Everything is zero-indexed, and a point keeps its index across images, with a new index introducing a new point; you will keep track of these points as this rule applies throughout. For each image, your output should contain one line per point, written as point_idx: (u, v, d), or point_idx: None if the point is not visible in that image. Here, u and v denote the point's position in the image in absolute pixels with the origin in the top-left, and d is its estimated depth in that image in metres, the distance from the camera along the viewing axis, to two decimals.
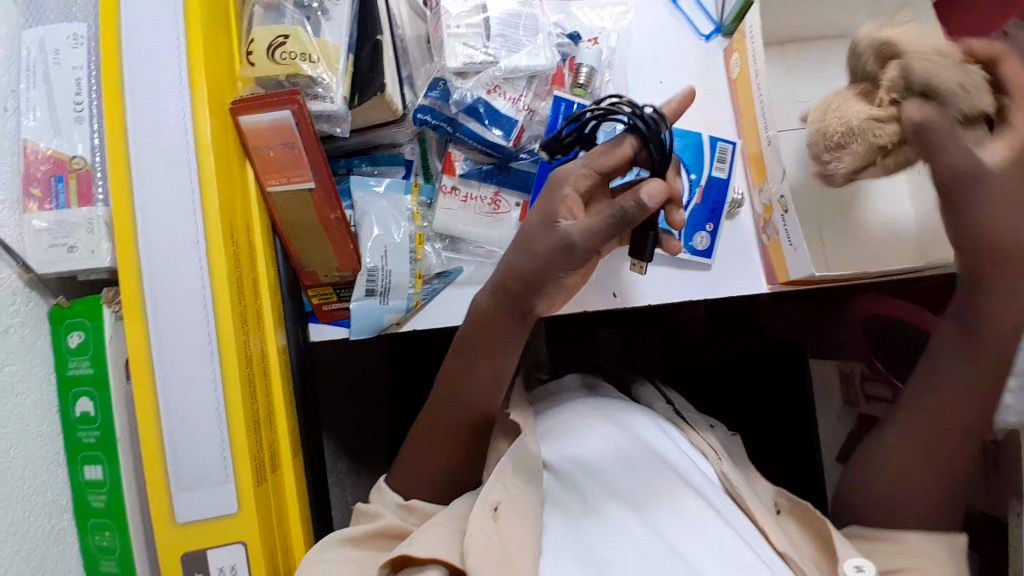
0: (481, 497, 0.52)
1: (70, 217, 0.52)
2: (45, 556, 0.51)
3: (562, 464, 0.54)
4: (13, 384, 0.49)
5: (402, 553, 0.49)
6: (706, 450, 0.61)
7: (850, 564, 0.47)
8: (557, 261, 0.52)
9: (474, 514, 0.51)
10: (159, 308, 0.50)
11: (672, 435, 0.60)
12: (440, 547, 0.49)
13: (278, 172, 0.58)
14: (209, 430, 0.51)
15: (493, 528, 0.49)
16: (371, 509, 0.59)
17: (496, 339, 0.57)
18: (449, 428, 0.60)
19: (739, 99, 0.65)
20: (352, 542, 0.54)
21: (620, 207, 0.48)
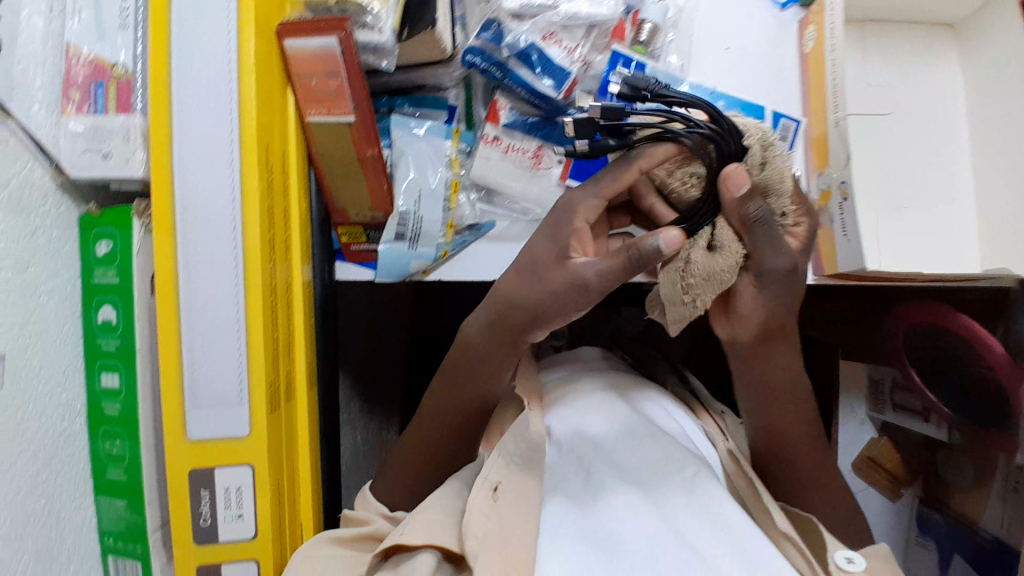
0: (482, 476, 0.51)
1: (108, 124, 0.52)
2: (53, 457, 0.52)
3: (562, 442, 0.54)
4: (36, 284, 0.50)
5: (391, 542, 0.47)
6: (714, 433, 0.61)
7: (842, 554, 0.47)
8: (565, 300, 0.49)
9: (474, 491, 0.49)
10: (188, 227, 0.50)
11: (677, 417, 0.61)
12: (437, 533, 0.47)
13: (319, 103, 0.56)
14: (228, 355, 0.51)
15: (492, 507, 0.48)
16: (359, 515, 0.57)
17: (486, 368, 0.56)
18: (434, 434, 0.59)
19: (810, 76, 0.62)
20: (342, 543, 0.53)
21: (635, 250, 0.45)
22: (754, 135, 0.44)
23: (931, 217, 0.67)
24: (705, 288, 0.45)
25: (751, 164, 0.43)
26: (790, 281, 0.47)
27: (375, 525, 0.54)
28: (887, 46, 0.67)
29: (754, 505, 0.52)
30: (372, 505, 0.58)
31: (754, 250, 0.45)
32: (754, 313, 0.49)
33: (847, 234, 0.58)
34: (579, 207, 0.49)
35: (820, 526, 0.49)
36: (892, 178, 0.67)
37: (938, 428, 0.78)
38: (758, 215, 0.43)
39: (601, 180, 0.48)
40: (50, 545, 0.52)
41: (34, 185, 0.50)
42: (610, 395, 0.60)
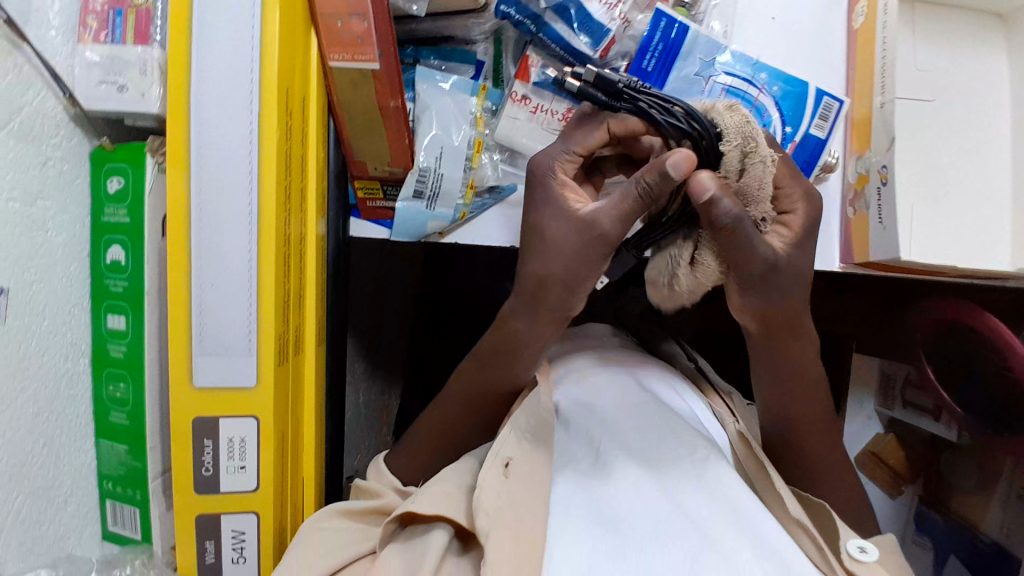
0: (492, 452, 0.50)
1: (124, 54, 0.49)
2: (55, 396, 0.52)
3: (574, 418, 0.53)
4: (44, 219, 0.49)
5: (404, 510, 0.47)
6: (724, 414, 0.60)
7: (855, 544, 0.46)
8: (585, 252, 0.49)
9: (485, 466, 0.49)
10: (202, 168, 0.48)
11: (687, 399, 0.60)
12: (446, 505, 0.47)
13: (342, 47, 0.53)
14: (238, 302, 0.49)
15: (503, 483, 0.47)
16: (371, 486, 0.55)
17: (513, 350, 0.54)
18: (451, 413, 0.57)
19: (857, 55, 0.60)
20: (353, 514, 0.52)
21: (643, 182, 0.46)
22: (735, 128, 0.46)
23: (965, 213, 0.64)
24: (686, 294, 0.50)
25: (727, 165, 0.47)
26: (770, 277, 0.47)
27: (386, 499, 0.53)
28: (938, 31, 0.64)
29: (762, 487, 0.50)
30: (384, 478, 0.57)
31: (726, 251, 0.46)
32: (744, 308, 0.50)
33: (882, 221, 0.57)
34: (552, 166, 0.51)
35: (832, 514, 0.48)
36: (931, 169, 0.64)
37: (949, 428, 0.76)
38: (726, 217, 0.44)
39: (573, 136, 0.52)
40: (47, 486, 0.51)
41: (47, 115, 0.49)
42: (619, 373, 0.59)
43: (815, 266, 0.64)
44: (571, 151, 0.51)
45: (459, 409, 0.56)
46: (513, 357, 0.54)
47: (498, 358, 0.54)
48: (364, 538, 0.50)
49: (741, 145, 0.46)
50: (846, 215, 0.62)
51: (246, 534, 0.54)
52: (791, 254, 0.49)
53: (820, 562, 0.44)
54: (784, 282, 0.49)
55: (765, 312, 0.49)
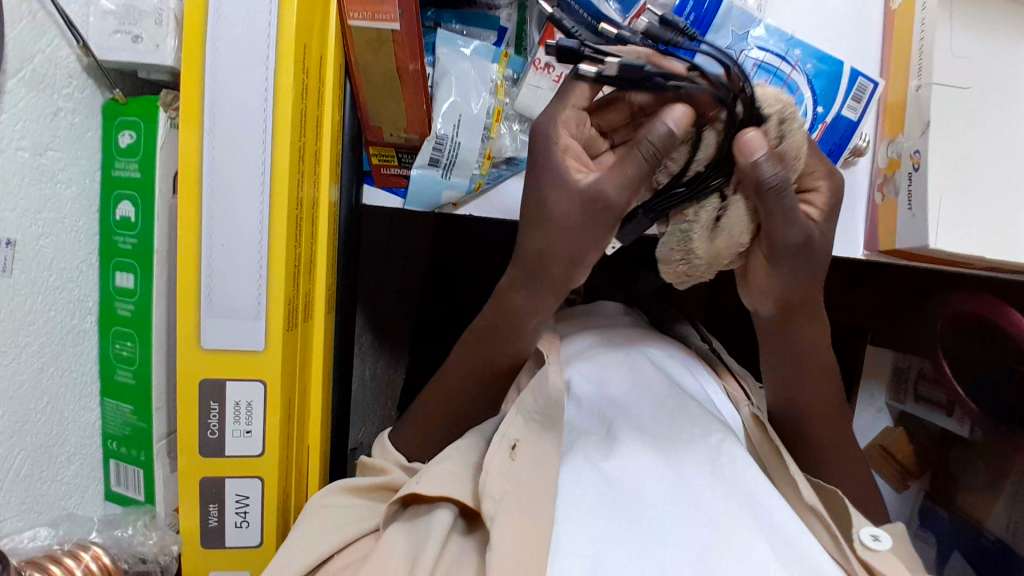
0: (499, 435, 0.48)
1: (140, 3, 0.47)
2: (60, 353, 0.51)
3: (586, 397, 0.52)
4: (54, 171, 0.48)
5: (408, 492, 0.46)
6: (738, 396, 0.59)
7: (867, 532, 0.45)
8: (589, 228, 0.44)
9: (491, 449, 0.47)
10: (216, 124, 0.46)
11: (701, 379, 0.59)
12: (451, 485, 0.46)
13: (363, 5, 0.51)
14: (248, 264, 0.48)
15: (510, 465, 0.45)
16: (376, 463, 0.55)
17: (510, 332, 0.51)
18: (453, 390, 0.55)
19: (894, 35, 0.58)
20: (360, 492, 0.52)
21: (648, 143, 0.42)
22: (774, 97, 0.42)
23: (1000, 205, 0.61)
24: (704, 263, 0.48)
25: (767, 131, 0.42)
26: (806, 252, 0.46)
27: (393, 476, 0.52)
28: (977, 13, 0.62)
29: (775, 472, 0.50)
30: (389, 453, 0.56)
31: (764, 218, 0.44)
32: (769, 288, 0.48)
33: (911, 207, 0.55)
34: (554, 131, 0.45)
35: (845, 501, 0.48)
36: (966, 157, 0.62)
37: (961, 423, 0.75)
38: (773, 182, 0.41)
39: (572, 94, 0.45)
40: (50, 444, 0.51)
41: (59, 64, 0.47)
42: (630, 352, 0.58)
43: (838, 252, 0.62)
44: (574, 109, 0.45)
45: (466, 386, 0.55)
46: (516, 330, 0.51)
47: (500, 332, 0.52)
48: (370, 515, 0.50)
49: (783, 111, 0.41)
50: (873, 201, 0.61)
51: (250, 499, 0.54)
52: (824, 230, 0.46)
53: (832, 550, 0.44)
54: (817, 258, 0.47)
55: (793, 295, 0.48)
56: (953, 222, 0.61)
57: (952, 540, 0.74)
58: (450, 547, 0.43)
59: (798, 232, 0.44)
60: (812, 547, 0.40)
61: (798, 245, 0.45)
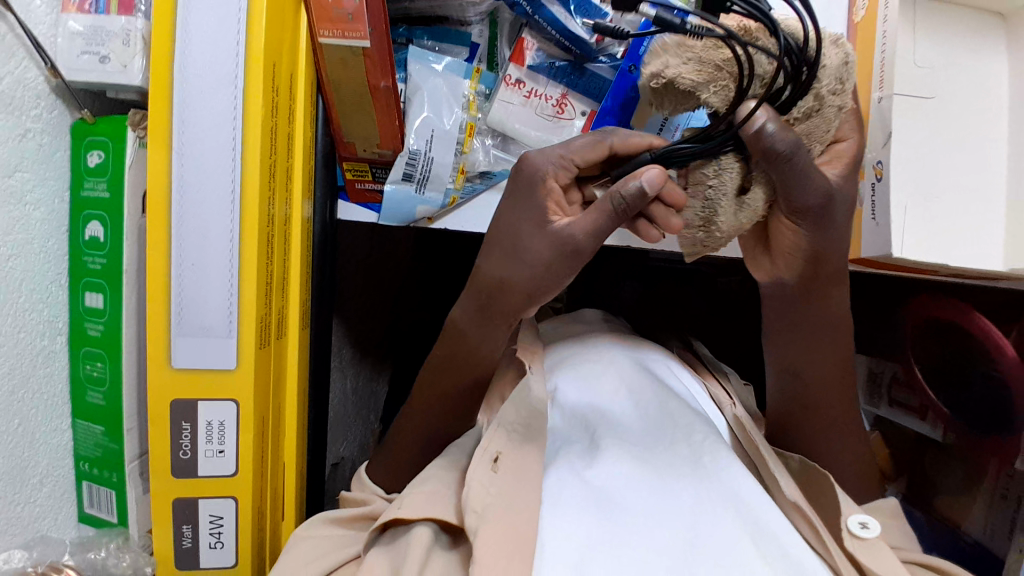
0: (481, 448, 0.47)
1: (107, 24, 0.48)
2: (30, 375, 0.50)
3: (570, 400, 0.52)
4: (23, 193, 0.47)
5: (389, 516, 0.45)
6: (722, 398, 0.59)
7: (855, 520, 0.45)
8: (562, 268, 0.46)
9: (473, 462, 0.46)
10: (185, 143, 0.46)
11: (683, 377, 0.59)
12: (433, 504, 0.45)
13: (332, 23, 0.51)
14: (219, 283, 0.48)
15: (492, 478, 0.45)
16: (356, 496, 0.55)
17: (478, 348, 0.52)
18: (425, 403, 0.55)
19: (857, 48, 0.59)
20: (342, 523, 0.51)
21: (620, 198, 0.43)
22: (832, 73, 0.39)
23: (962, 212, 0.63)
24: (724, 236, 0.43)
25: (796, 111, 0.39)
26: (827, 212, 0.42)
27: (373, 504, 0.52)
28: (939, 25, 0.63)
29: (766, 475, 0.49)
30: (367, 487, 0.56)
31: (785, 185, 0.40)
32: (795, 249, 0.45)
33: (875, 216, 0.56)
34: (544, 171, 0.46)
35: (834, 486, 0.48)
36: (930, 168, 0.63)
37: (933, 427, 0.75)
38: (785, 149, 0.38)
39: (573, 144, 0.47)
40: (21, 466, 0.50)
41: (27, 85, 0.47)
42: (610, 352, 0.58)
43: None
44: (566, 156, 0.47)
45: (444, 403, 0.54)
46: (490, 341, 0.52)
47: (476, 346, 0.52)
48: (352, 543, 0.49)
49: (824, 91, 0.39)
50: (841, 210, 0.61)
51: (224, 519, 0.53)
52: (842, 187, 0.43)
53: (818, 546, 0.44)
54: (836, 220, 0.44)
55: (819, 253, 0.46)
56: (920, 230, 0.62)
57: (929, 543, 0.76)
58: (430, 563, 0.42)
59: (818, 193, 0.41)
60: (797, 547, 0.40)
61: (819, 205, 0.41)
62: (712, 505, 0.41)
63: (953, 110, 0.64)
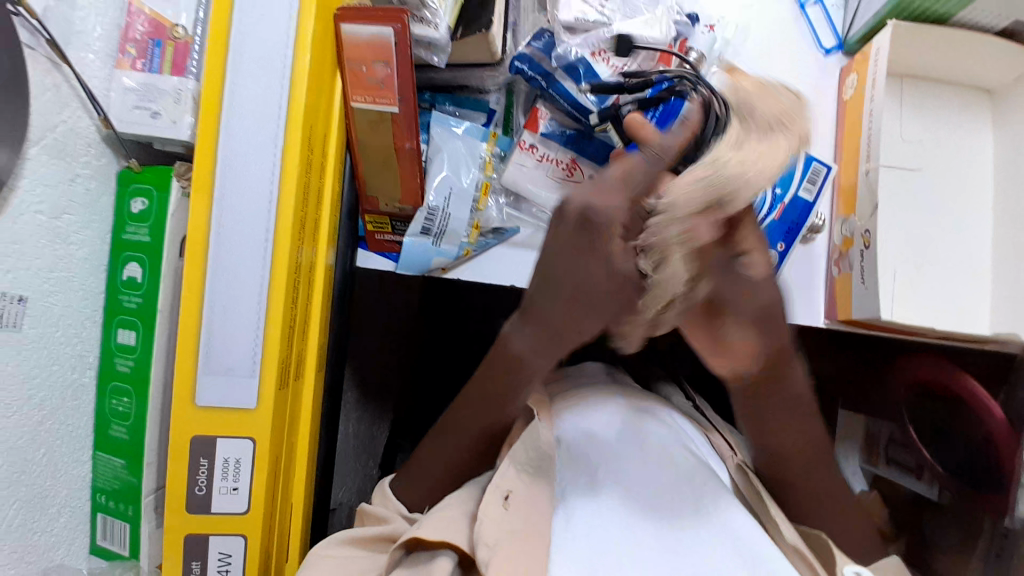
0: (493, 485, 0.48)
1: (160, 82, 0.52)
2: (59, 406, 0.52)
3: (575, 437, 0.53)
4: (68, 233, 0.51)
5: (411, 536, 0.46)
6: (724, 450, 0.60)
7: (851, 571, 0.47)
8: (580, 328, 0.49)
9: (485, 499, 0.47)
10: (225, 196, 0.50)
11: (687, 429, 0.60)
12: (450, 529, 0.47)
13: (364, 90, 0.56)
14: (246, 325, 0.51)
15: (503, 514, 0.46)
16: (377, 511, 0.55)
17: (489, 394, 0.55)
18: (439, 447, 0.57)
19: (846, 122, 0.63)
20: (360, 543, 0.52)
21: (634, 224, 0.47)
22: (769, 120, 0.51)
23: (951, 275, 0.67)
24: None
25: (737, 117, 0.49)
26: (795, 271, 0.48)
27: (393, 525, 0.53)
28: (924, 103, 0.67)
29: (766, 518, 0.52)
30: (390, 503, 0.56)
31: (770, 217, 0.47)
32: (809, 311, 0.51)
33: (864, 281, 0.58)
34: None
35: (829, 543, 0.49)
36: (917, 235, 0.67)
37: (930, 487, 0.76)
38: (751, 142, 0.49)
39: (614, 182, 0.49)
40: (42, 495, 0.52)
41: (79, 134, 0.51)
42: (608, 396, 0.59)
43: (800, 320, 0.65)
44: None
45: (456, 443, 0.57)
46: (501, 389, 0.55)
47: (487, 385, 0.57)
48: (372, 566, 0.50)
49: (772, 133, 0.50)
50: (830, 275, 0.64)
51: (232, 557, 0.54)
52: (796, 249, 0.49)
53: None
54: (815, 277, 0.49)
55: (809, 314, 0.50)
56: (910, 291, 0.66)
57: None
58: None
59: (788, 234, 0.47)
60: None
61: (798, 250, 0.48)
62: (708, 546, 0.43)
63: (939, 180, 0.68)
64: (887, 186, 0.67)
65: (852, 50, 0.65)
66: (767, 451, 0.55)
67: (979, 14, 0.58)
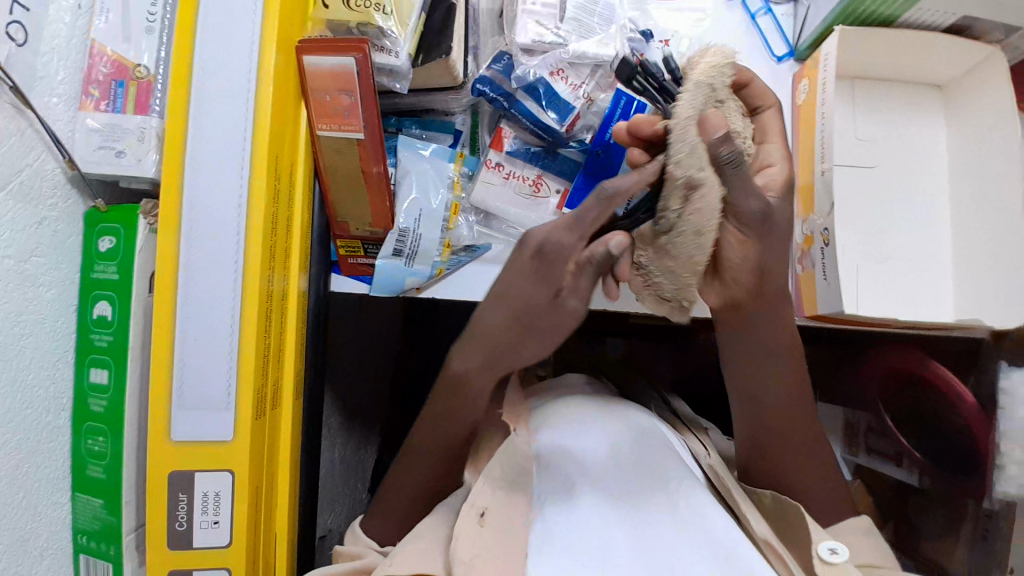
0: (468, 502, 0.50)
1: (124, 122, 0.53)
2: (35, 450, 0.52)
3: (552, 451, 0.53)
4: (37, 275, 0.51)
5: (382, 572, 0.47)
6: (698, 451, 0.61)
7: (826, 546, 0.48)
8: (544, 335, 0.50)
9: (461, 518, 0.49)
10: (194, 229, 0.50)
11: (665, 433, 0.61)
12: (426, 558, 0.47)
13: (329, 117, 0.57)
14: (220, 356, 0.51)
15: (479, 531, 0.47)
16: (350, 549, 0.56)
17: (468, 410, 0.56)
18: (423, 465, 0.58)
19: (801, 127, 0.65)
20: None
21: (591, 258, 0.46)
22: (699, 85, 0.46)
23: (914, 267, 0.69)
24: (686, 252, 0.46)
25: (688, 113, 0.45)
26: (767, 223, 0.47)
27: (367, 558, 0.53)
28: (876, 103, 0.69)
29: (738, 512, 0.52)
30: (362, 540, 0.57)
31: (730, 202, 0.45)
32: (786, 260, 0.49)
33: (825, 277, 0.59)
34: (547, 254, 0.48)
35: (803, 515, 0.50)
36: (876, 232, 0.69)
37: (909, 473, 0.77)
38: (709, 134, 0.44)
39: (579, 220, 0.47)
40: (22, 540, 0.51)
41: (45, 176, 0.51)
42: (581, 408, 0.59)
43: None
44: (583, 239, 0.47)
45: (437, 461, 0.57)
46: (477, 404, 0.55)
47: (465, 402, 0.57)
48: None
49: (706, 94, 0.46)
50: (796, 273, 0.65)
51: None
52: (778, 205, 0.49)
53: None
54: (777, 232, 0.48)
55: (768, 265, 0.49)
56: (874, 285, 0.68)
57: None
58: None
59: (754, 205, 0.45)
60: None
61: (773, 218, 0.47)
62: (687, 549, 0.44)
63: (896, 175, 0.70)
64: (846, 184, 0.69)
65: (802, 56, 0.67)
66: (743, 445, 0.57)
67: (923, 14, 0.61)
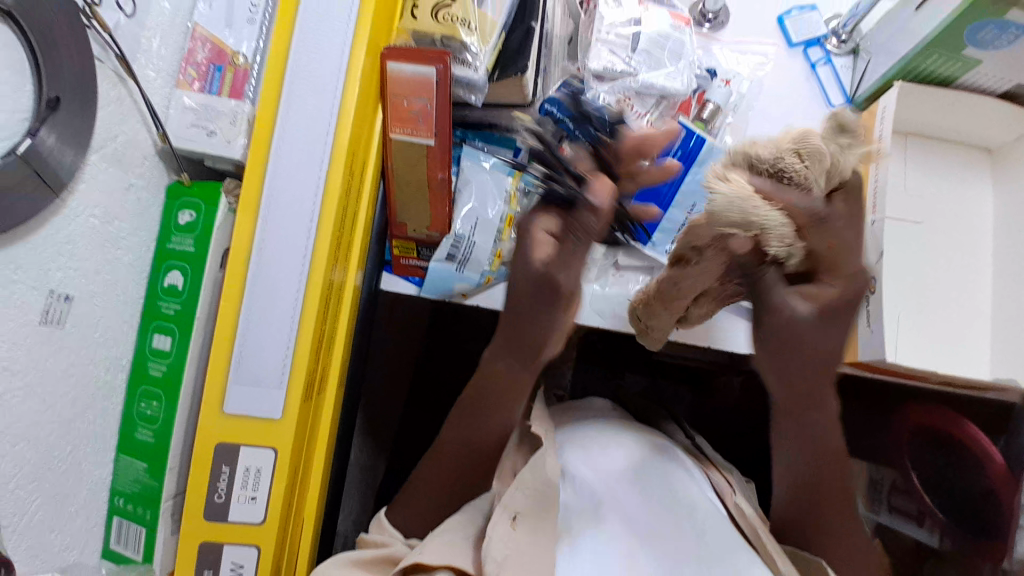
0: (500, 505, 0.50)
1: (218, 105, 0.57)
2: (91, 406, 0.54)
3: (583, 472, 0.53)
4: (118, 239, 0.54)
5: (413, 559, 0.47)
6: (721, 486, 0.59)
7: None
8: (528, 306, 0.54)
9: (492, 519, 0.49)
10: (269, 215, 0.53)
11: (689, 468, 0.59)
12: (454, 554, 0.47)
13: (404, 122, 0.59)
14: (279, 339, 0.53)
15: (511, 535, 0.48)
16: (377, 537, 0.56)
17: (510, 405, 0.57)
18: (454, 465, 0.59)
19: None
20: (363, 564, 0.52)
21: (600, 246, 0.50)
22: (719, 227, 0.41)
23: (955, 324, 0.69)
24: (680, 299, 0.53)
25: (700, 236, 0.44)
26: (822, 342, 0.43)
27: (394, 548, 0.53)
28: (926, 161, 0.71)
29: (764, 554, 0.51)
30: (388, 529, 0.57)
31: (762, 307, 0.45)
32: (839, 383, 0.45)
33: (871, 326, 0.60)
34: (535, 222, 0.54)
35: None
36: (918, 285, 0.70)
37: (930, 533, 0.75)
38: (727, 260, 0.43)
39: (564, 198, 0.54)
40: (65, 493, 0.52)
41: (137, 146, 0.55)
42: (607, 431, 0.59)
43: None
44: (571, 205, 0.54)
45: (468, 461, 0.58)
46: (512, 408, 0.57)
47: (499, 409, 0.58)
48: None
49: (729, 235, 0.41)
50: None
51: (244, 568, 0.55)
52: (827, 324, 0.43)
53: None
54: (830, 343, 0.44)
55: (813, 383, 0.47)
56: (912, 334, 0.68)
57: None
58: None
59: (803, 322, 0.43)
60: None
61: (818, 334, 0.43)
62: None
63: (942, 231, 0.71)
64: (894, 236, 0.70)
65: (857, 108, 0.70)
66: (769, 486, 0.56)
67: (980, 77, 0.62)
